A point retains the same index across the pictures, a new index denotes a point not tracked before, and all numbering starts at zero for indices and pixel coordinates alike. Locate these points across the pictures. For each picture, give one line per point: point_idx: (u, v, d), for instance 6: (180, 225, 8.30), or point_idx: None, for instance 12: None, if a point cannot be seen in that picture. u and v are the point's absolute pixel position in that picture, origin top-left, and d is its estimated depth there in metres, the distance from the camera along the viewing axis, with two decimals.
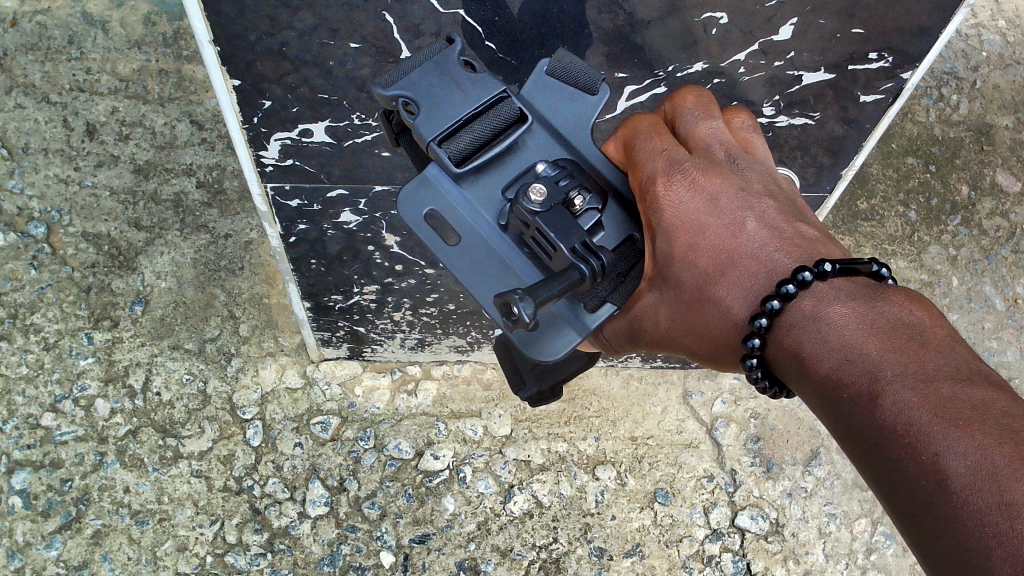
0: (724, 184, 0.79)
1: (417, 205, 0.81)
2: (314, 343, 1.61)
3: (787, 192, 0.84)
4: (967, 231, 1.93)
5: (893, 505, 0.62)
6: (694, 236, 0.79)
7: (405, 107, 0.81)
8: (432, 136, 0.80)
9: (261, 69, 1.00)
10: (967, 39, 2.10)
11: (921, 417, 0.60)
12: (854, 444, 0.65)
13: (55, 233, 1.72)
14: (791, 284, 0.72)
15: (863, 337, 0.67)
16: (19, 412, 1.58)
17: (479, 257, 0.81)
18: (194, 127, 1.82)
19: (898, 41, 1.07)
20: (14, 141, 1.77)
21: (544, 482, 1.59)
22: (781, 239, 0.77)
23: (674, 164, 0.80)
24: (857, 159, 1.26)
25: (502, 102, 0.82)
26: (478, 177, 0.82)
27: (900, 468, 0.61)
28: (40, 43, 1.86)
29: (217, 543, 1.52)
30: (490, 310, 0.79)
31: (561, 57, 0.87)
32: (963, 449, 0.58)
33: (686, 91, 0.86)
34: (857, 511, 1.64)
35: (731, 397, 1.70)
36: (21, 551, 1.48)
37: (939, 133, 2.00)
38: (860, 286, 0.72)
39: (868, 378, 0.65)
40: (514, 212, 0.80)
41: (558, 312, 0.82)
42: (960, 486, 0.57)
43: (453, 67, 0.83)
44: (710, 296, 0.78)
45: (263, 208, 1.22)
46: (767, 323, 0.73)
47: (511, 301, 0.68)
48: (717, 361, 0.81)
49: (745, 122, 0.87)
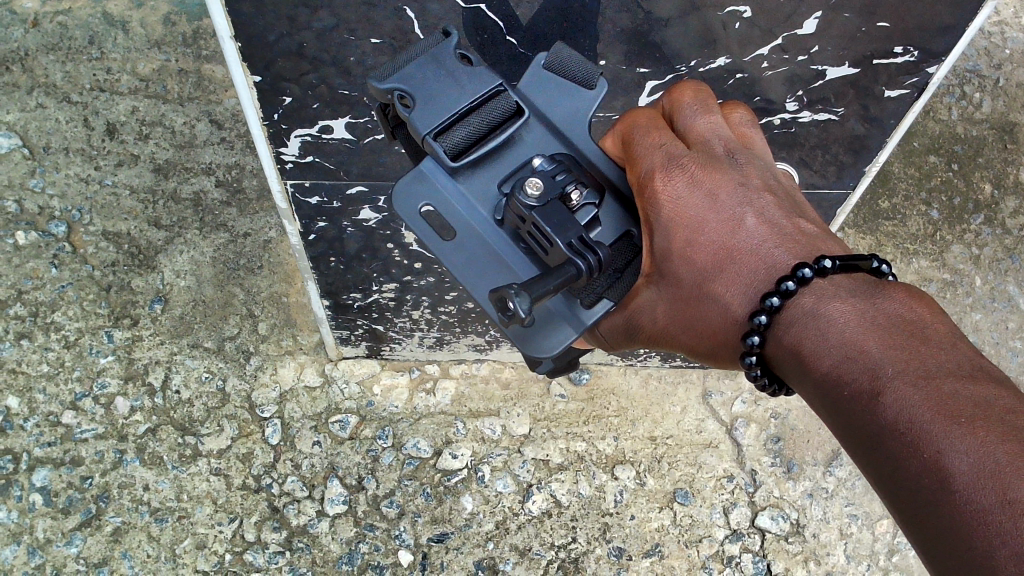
0: (722, 180, 0.79)
1: (413, 201, 0.82)
2: (332, 341, 1.60)
3: (787, 187, 0.83)
4: (990, 230, 1.91)
5: (894, 504, 0.61)
6: (693, 231, 0.78)
7: (400, 101, 0.81)
8: (427, 130, 0.80)
9: (281, 66, 1.00)
10: (989, 37, 2.08)
11: (922, 414, 0.60)
12: (855, 443, 0.64)
13: (76, 232, 1.73)
14: (791, 280, 0.71)
15: (864, 334, 0.67)
16: (40, 410, 1.58)
17: (476, 254, 0.83)
18: (214, 126, 1.83)
19: (923, 36, 1.06)
20: (36, 140, 1.78)
21: (563, 482, 1.59)
22: (781, 236, 0.76)
23: (672, 159, 0.79)
24: (881, 155, 1.24)
25: (497, 97, 0.82)
26: (474, 172, 0.83)
27: (903, 466, 0.60)
28: (61, 44, 1.87)
29: (236, 541, 1.52)
30: (485, 305, 0.81)
31: (560, 51, 0.87)
32: (965, 446, 0.57)
33: (684, 86, 0.85)
34: (879, 513, 1.62)
35: (751, 396, 1.68)
36: (41, 548, 1.49)
37: (961, 131, 1.98)
38: (861, 283, 0.71)
39: (868, 375, 0.64)
40: (510, 208, 0.80)
41: (553, 310, 0.83)
42: (963, 485, 0.56)
43: (449, 59, 0.82)
44: (708, 293, 0.77)
45: (284, 205, 1.22)
46: (767, 320, 0.72)
47: (506, 295, 0.67)
48: (715, 358, 0.80)
49: (744, 117, 0.86)
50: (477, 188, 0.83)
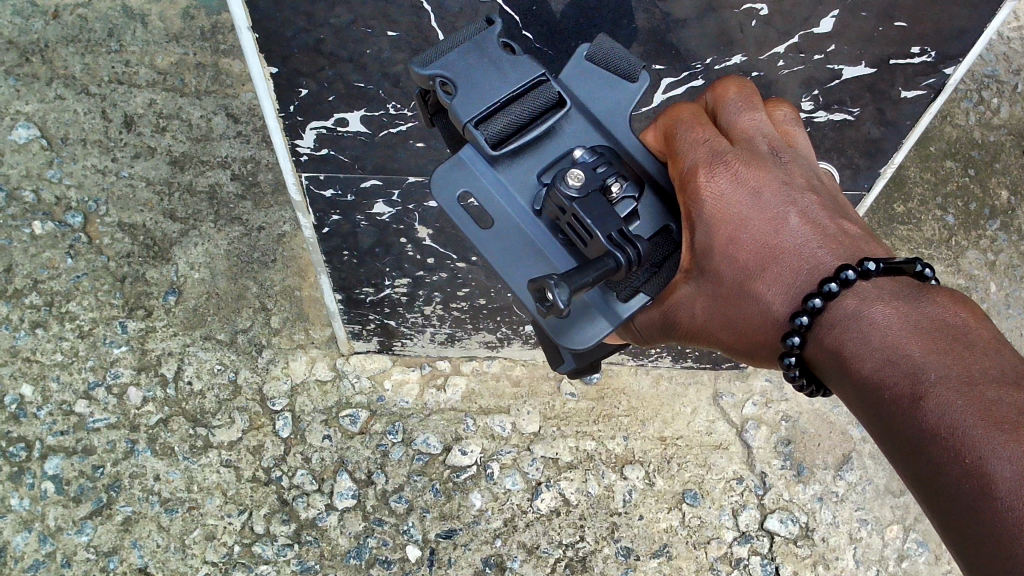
0: (766, 178, 0.79)
1: (452, 187, 0.82)
2: (344, 335, 1.61)
3: (829, 186, 0.83)
4: (1006, 236, 1.90)
5: (931, 507, 0.62)
6: (735, 229, 0.78)
7: (441, 87, 0.81)
8: (468, 118, 0.80)
9: (298, 59, 1.00)
10: (1008, 42, 2.07)
11: (965, 419, 0.60)
12: (894, 446, 0.65)
13: (92, 223, 1.74)
14: (833, 282, 0.71)
15: (907, 338, 0.67)
16: (54, 398, 1.59)
17: (513, 243, 0.82)
18: (230, 120, 1.83)
19: (940, 37, 1.05)
20: (54, 131, 1.79)
21: (571, 480, 1.59)
22: (825, 237, 0.76)
23: (716, 155, 0.79)
24: (897, 157, 1.23)
25: (541, 86, 0.82)
26: (514, 161, 0.83)
27: (943, 471, 0.60)
28: (81, 35, 1.88)
29: (245, 533, 1.53)
30: (523, 296, 0.80)
31: (602, 42, 0.86)
32: (1009, 453, 0.57)
33: (728, 81, 0.85)
34: (889, 517, 1.61)
35: (762, 399, 1.68)
36: (53, 535, 1.50)
37: (979, 136, 1.97)
38: (904, 286, 0.71)
39: (910, 379, 0.64)
40: (550, 198, 0.79)
41: (589, 302, 0.81)
42: (1005, 492, 0.57)
43: (491, 48, 0.83)
44: (749, 291, 0.78)
45: (297, 197, 1.23)
46: (808, 322, 0.72)
47: (545, 286, 0.68)
48: (753, 356, 0.81)
49: (787, 114, 0.86)
50: (516, 177, 0.83)
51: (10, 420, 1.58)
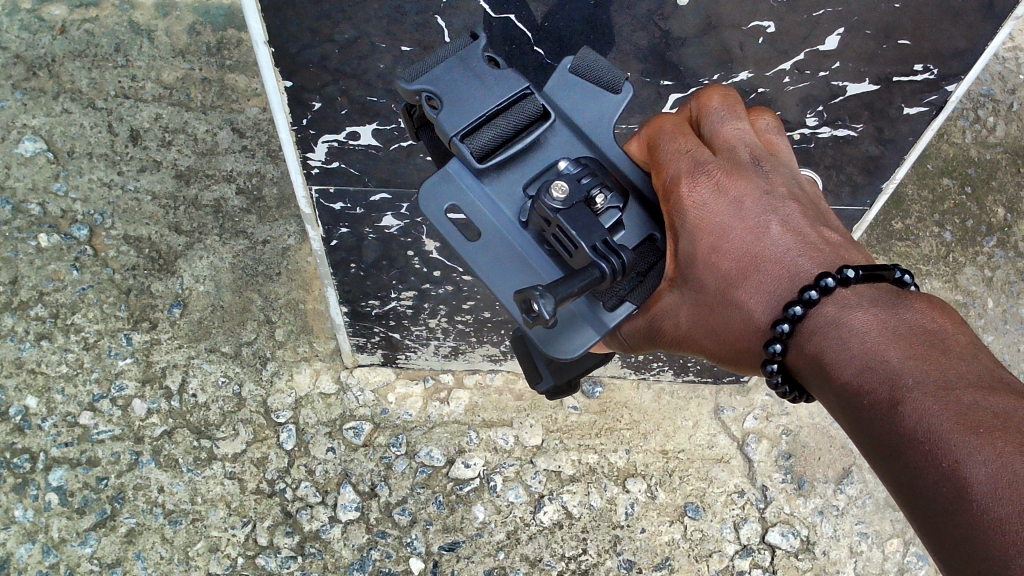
0: (748, 187, 0.80)
1: (438, 201, 0.83)
2: (349, 348, 1.62)
3: (812, 195, 0.85)
4: (1002, 253, 1.92)
5: (911, 509, 0.63)
6: (717, 238, 0.79)
7: (428, 102, 0.83)
8: (454, 131, 0.81)
9: (313, 74, 1.02)
10: (1004, 62, 2.10)
11: (942, 423, 0.61)
12: (875, 452, 0.66)
13: (98, 236, 1.75)
14: (813, 289, 0.72)
15: (886, 344, 0.68)
16: (58, 409, 1.60)
17: (500, 254, 0.83)
18: (236, 135, 1.85)
19: (943, 55, 1.06)
20: (60, 145, 1.81)
21: (575, 493, 1.60)
22: (806, 245, 0.78)
23: (698, 165, 0.81)
24: (897, 173, 1.25)
25: (525, 99, 0.83)
26: (500, 173, 0.84)
27: (921, 475, 0.61)
28: (87, 51, 1.90)
29: (248, 545, 1.53)
30: (509, 307, 0.82)
31: (585, 55, 0.88)
32: (983, 457, 0.58)
33: (712, 90, 0.86)
34: (889, 531, 1.63)
35: (763, 413, 1.69)
36: (56, 547, 1.50)
37: (975, 154, 2.00)
38: (883, 293, 0.73)
39: (888, 385, 0.66)
40: (536, 210, 0.80)
41: (576, 311, 0.84)
42: (980, 494, 0.58)
43: (477, 61, 0.84)
44: (731, 299, 0.79)
45: (307, 211, 1.24)
46: (790, 329, 0.73)
47: (530, 297, 0.69)
48: (736, 363, 0.82)
49: (769, 123, 0.87)
50: (502, 190, 0.84)
51: (14, 431, 1.58)
